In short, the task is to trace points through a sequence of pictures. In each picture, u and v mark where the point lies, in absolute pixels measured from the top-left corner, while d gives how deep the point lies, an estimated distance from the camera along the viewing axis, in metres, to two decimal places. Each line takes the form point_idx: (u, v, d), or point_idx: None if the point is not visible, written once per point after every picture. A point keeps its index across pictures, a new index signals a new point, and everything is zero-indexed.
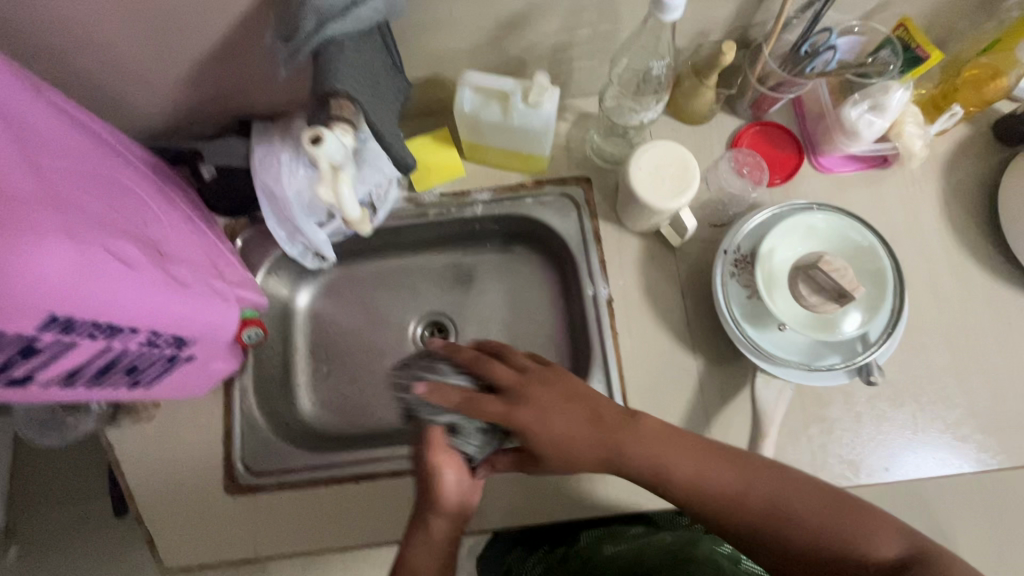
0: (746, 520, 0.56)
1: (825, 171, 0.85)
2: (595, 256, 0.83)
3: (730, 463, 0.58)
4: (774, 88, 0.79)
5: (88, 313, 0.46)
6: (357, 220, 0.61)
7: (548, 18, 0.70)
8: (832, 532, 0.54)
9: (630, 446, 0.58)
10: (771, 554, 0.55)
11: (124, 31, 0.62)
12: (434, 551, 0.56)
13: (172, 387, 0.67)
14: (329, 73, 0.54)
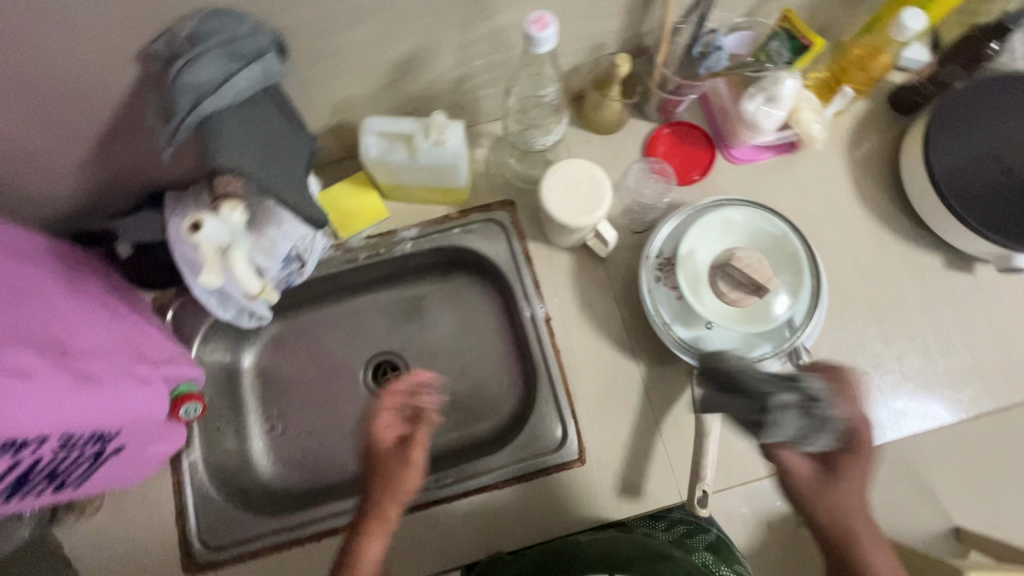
0: None
1: (739, 162, 0.87)
2: (529, 276, 0.84)
3: None
4: (674, 91, 0.81)
5: None
6: (256, 292, 0.61)
7: (439, 56, 0.70)
8: None
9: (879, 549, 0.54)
10: None
11: (4, 125, 0.61)
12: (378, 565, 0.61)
13: (108, 480, 0.65)
14: (214, 147, 0.54)
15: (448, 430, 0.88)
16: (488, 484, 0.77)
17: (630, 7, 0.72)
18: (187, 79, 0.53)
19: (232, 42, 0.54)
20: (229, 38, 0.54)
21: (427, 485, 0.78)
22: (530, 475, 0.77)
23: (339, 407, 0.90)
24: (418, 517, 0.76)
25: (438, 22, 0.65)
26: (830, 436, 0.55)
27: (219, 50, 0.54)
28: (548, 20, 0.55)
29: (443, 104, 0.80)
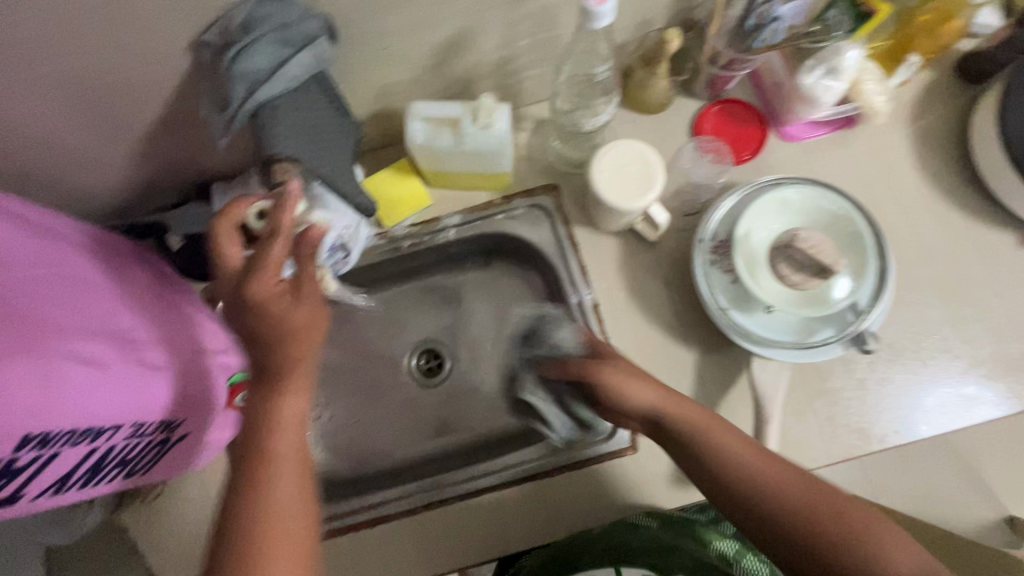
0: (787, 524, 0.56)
1: (791, 139, 0.84)
2: (576, 262, 0.83)
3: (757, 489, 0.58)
4: (726, 66, 0.78)
5: (65, 426, 0.45)
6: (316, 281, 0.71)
7: (485, 37, 0.69)
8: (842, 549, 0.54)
9: (685, 427, 0.63)
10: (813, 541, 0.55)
11: (60, 120, 0.62)
12: (300, 417, 0.53)
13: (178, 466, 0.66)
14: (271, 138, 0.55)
15: (493, 416, 0.88)
16: (538, 471, 0.77)
17: None
18: (240, 68, 0.52)
19: (285, 28, 0.53)
20: (281, 24, 0.53)
21: (479, 472, 0.78)
22: (582, 464, 0.76)
23: (385, 393, 0.91)
24: (470, 505, 0.76)
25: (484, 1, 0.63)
26: (561, 333, 0.77)
27: (272, 37, 0.53)
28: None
29: (484, 88, 0.78)
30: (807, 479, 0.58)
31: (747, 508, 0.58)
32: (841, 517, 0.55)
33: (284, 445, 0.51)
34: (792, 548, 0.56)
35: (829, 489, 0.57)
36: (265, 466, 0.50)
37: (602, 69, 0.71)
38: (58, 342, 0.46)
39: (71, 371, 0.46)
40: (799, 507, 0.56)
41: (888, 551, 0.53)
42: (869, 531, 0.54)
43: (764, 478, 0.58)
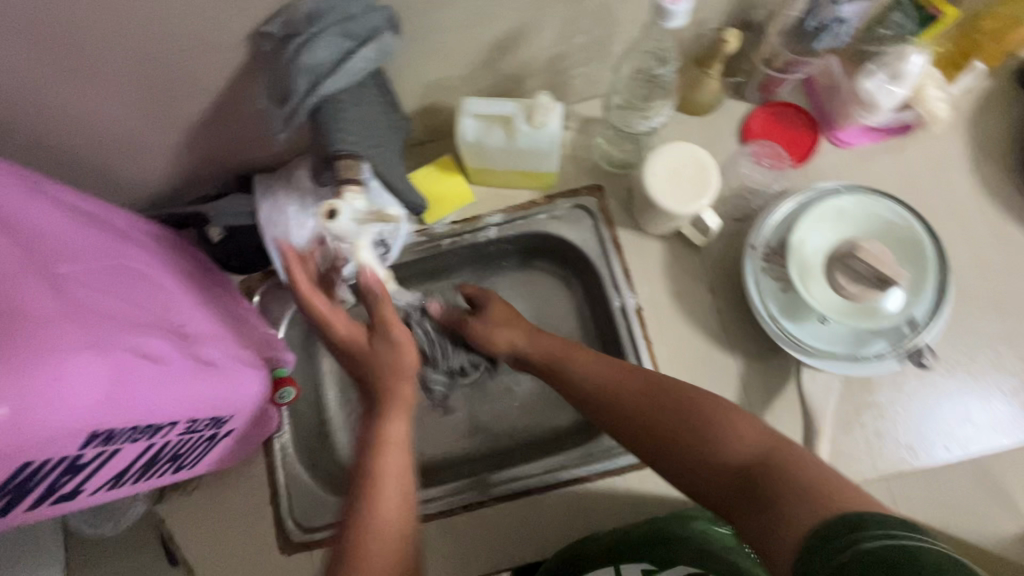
0: (644, 425, 0.60)
1: (844, 145, 0.81)
2: (619, 265, 0.81)
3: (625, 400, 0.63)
4: (783, 69, 0.76)
5: (129, 422, 0.45)
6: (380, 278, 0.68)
7: (541, 33, 0.67)
8: (693, 441, 0.56)
9: (554, 351, 0.71)
10: (673, 443, 0.58)
11: (111, 107, 0.61)
12: (404, 440, 0.56)
13: (219, 458, 0.67)
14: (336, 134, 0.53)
15: (525, 418, 0.88)
16: (576, 474, 0.77)
17: None
18: (305, 61, 0.51)
19: (350, 19, 0.51)
20: (346, 16, 0.51)
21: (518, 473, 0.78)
22: (622, 469, 0.77)
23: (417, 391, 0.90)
24: (509, 504, 0.76)
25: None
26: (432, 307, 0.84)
27: (338, 28, 0.51)
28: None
29: (533, 85, 0.77)
30: (650, 382, 0.63)
31: (615, 414, 0.63)
32: (686, 409, 0.59)
33: (388, 465, 0.53)
34: (671, 453, 0.57)
35: (678, 387, 0.61)
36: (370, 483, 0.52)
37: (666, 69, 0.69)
38: (126, 334, 0.46)
39: (137, 365, 0.45)
40: (653, 404, 0.61)
41: (726, 435, 0.55)
42: (711, 416, 0.57)
43: (603, 386, 0.65)
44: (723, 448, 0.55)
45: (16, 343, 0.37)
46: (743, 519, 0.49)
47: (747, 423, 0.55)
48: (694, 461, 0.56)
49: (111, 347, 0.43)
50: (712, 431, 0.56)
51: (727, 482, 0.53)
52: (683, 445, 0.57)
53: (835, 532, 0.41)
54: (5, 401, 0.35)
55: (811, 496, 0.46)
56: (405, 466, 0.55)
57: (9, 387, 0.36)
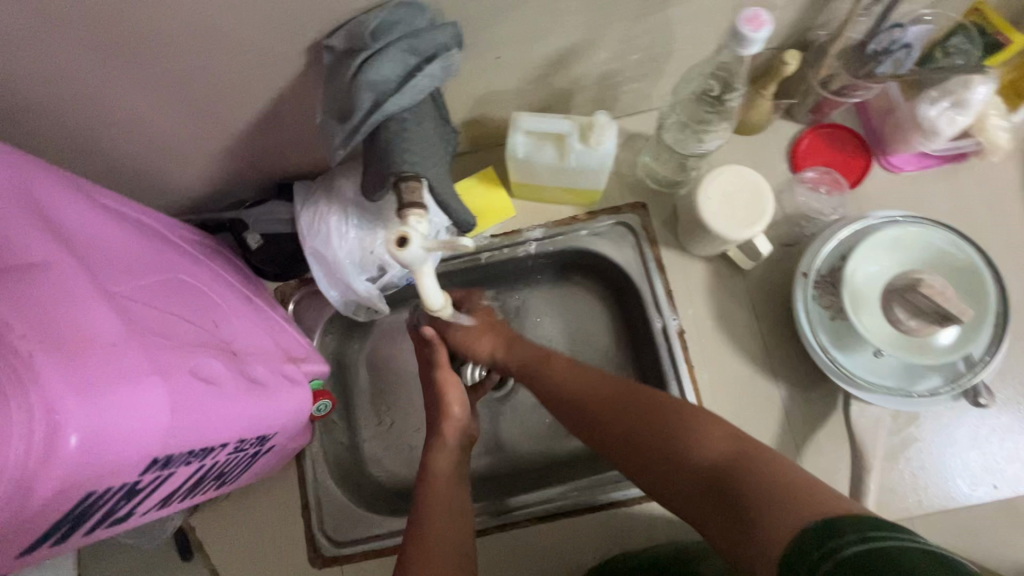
0: (618, 437, 0.58)
1: (896, 170, 0.80)
2: (662, 286, 0.79)
3: (597, 408, 0.60)
4: (838, 91, 0.74)
5: (185, 447, 0.44)
6: (438, 307, 0.49)
7: (598, 50, 0.66)
8: (666, 451, 0.54)
9: (528, 357, 0.69)
10: (646, 450, 0.56)
11: (162, 114, 0.60)
12: (455, 471, 0.65)
13: (258, 470, 0.66)
14: (398, 153, 0.51)
15: (558, 436, 0.85)
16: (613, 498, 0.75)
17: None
18: (369, 77, 0.49)
19: (414, 35, 0.50)
20: (410, 31, 0.50)
21: (551, 496, 0.76)
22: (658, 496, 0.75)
23: None
24: (543, 526, 0.75)
25: (610, 14, 0.59)
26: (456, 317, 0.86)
27: (402, 44, 0.50)
28: (763, 20, 0.48)
29: (582, 100, 0.76)
30: (615, 389, 0.61)
31: (586, 424, 0.61)
32: (650, 414, 0.57)
33: (442, 493, 0.62)
34: (648, 463, 0.55)
35: (642, 393, 0.60)
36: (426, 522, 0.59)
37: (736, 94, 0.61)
38: (182, 356, 0.45)
39: (194, 388, 0.44)
40: (618, 414, 0.59)
41: (697, 439, 0.53)
42: (676, 422, 0.55)
43: (569, 394, 0.63)
44: (692, 452, 0.53)
45: (83, 370, 0.36)
46: (718, 527, 0.48)
47: (714, 423, 0.53)
48: (666, 470, 0.54)
49: (169, 371, 0.43)
50: (680, 435, 0.54)
51: (698, 487, 0.51)
52: (653, 454, 0.55)
53: (810, 539, 0.40)
54: (74, 432, 0.35)
55: (786, 498, 0.44)
56: (456, 486, 0.64)
57: (78, 417, 0.35)
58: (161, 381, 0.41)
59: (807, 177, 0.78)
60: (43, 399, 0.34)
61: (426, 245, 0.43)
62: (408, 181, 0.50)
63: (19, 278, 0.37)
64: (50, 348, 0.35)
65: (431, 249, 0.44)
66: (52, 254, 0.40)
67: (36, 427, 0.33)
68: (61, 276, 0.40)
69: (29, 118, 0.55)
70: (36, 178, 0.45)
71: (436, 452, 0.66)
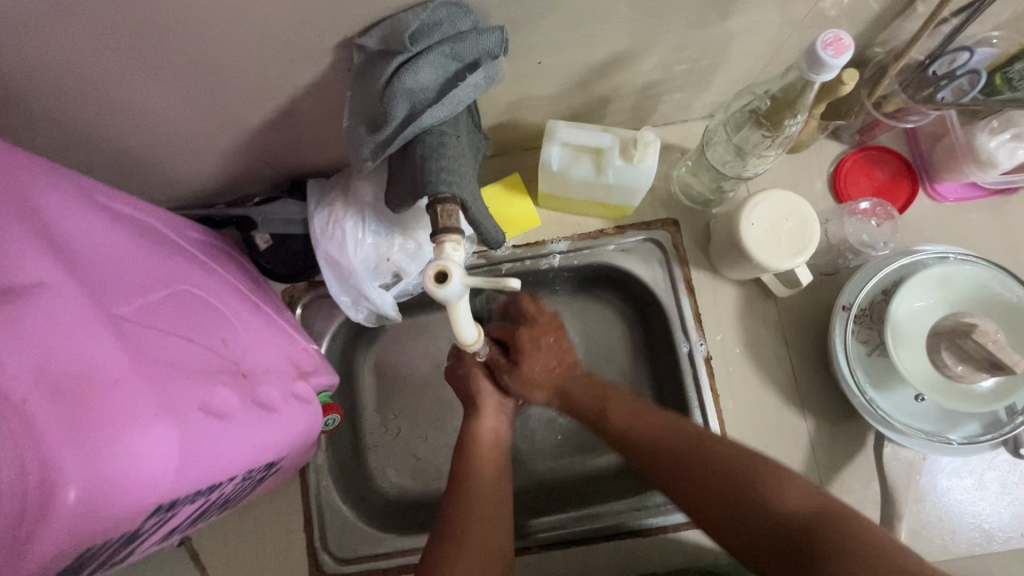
0: (687, 473, 0.56)
1: (943, 199, 0.76)
2: (691, 309, 0.75)
3: (663, 444, 0.59)
4: (892, 114, 0.70)
5: (193, 490, 0.41)
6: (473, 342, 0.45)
7: (645, 59, 0.61)
8: (738, 494, 0.53)
9: (587, 385, 0.68)
10: (715, 490, 0.54)
11: (172, 106, 0.55)
12: (492, 437, 0.67)
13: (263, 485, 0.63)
14: (434, 171, 0.47)
15: (572, 455, 0.81)
16: (630, 525, 0.72)
17: (877, 15, 0.60)
18: (406, 83, 0.45)
19: (457, 38, 0.46)
20: (452, 34, 0.45)
21: (565, 521, 0.73)
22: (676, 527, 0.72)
23: (454, 415, 0.83)
24: (556, 551, 0.73)
25: (667, 22, 0.55)
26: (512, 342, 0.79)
27: (443, 48, 0.45)
28: (847, 44, 0.44)
29: (620, 108, 0.71)
30: (684, 436, 0.59)
31: (655, 467, 0.59)
32: (724, 464, 0.55)
33: (481, 457, 0.64)
34: (715, 505, 0.54)
35: (714, 443, 0.57)
36: (469, 494, 0.60)
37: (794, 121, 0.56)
38: (190, 389, 0.42)
39: (203, 425, 0.41)
40: (690, 464, 0.56)
41: (775, 489, 0.52)
42: (752, 474, 0.53)
43: (640, 433, 0.61)
44: (771, 509, 0.51)
45: (84, 416, 0.33)
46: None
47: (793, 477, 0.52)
48: (739, 518, 0.52)
49: (176, 410, 0.39)
50: (755, 483, 0.53)
51: (776, 546, 0.50)
52: (725, 508, 0.53)
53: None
54: (73, 486, 0.32)
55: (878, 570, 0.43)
56: (496, 456, 0.66)
57: (75, 472, 0.32)
58: (170, 421, 0.38)
59: (858, 207, 0.70)
60: (37, 452, 0.31)
61: (466, 280, 0.40)
62: (447, 205, 0.46)
63: (17, 305, 0.33)
64: (48, 392, 0.32)
65: (470, 286, 0.40)
66: (50, 274, 0.36)
67: (30, 482, 0.31)
68: (62, 301, 0.36)
69: (29, 103, 0.50)
70: (32, 182, 0.40)
71: (479, 420, 0.67)
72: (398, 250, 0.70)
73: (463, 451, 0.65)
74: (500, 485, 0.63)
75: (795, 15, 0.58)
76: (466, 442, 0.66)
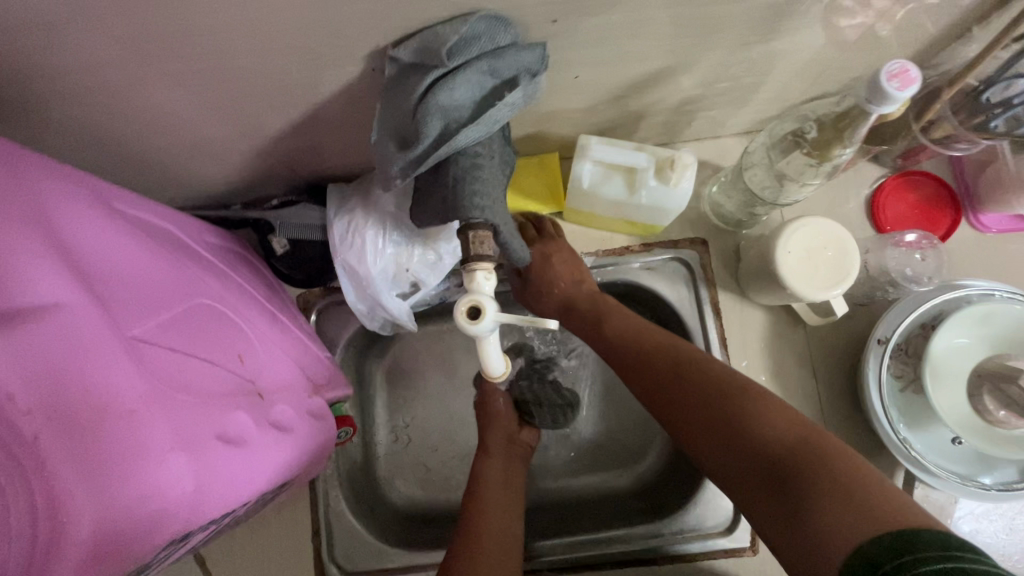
0: (674, 382, 0.53)
1: (986, 229, 0.72)
2: (717, 331, 0.72)
3: (653, 355, 0.56)
4: (940, 139, 0.65)
5: (205, 519, 0.40)
6: (497, 373, 0.50)
7: (686, 76, 0.58)
8: (718, 406, 0.49)
9: (585, 303, 0.65)
10: (694, 402, 0.51)
11: (193, 110, 0.53)
12: (503, 475, 0.66)
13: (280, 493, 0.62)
14: (467, 195, 0.45)
15: (585, 473, 0.80)
16: (643, 551, 0.69)
17: (931, 38, 0.57)
18: (441, 101, 0.43)
19: (497, 54, 0.43)
20: (490, 49, 0.43)
21: (579, 546, 0.71)
22: (694, 556, 0.69)
23: (466, 427, 0.81)
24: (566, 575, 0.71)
25: (712, 41, 0.52)
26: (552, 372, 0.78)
27: (481, 63, 0.43)
28: (913, 77, 0.44)
29: (653, 123, 0.68)
30: (670, 355, 0.55)
31: (645, 376, 0.56)
32: (709, 383, 0.51)
33: (491, 493, 0.63)
34: (696, 414, 0.51)
35: (699, 362, 0.54)
36: (481, 516, 0.60)
37: (844, 153, 0.54)
38: (206, 415, 0.41)
39: (217, 452, 0.40)
40: (675, 381, 0.53)
41: (760, 412, 0.47)
42: (735, 393, 0.49)
43: (637, 344, 0.58)
44: (750, 430, 0.46)
45: (97, 451, 0.33)
46: (774, 516, 0.42)
47: (780, 405, 0.47)
48: (719, 431, 0.48)
49: (192, 439, 0.39)
50: (738, 405, 0.48)
51: (753, 466, 0.45)
52: (709, 426, 0.49)
53: (879, 547, 0.35)
54: (85, 522, 0.32)
55: (848, 497, 0.39)
56: (507, 493, 0.64)
57: (85, 511, 0.32)
58: (184, 451, 0.37)
59: (902, 239, 0.66)
60: (46, 490, 0.31)
61: (497, 318, 0.42)
62: (479, 231, 0.45)
63: (31, 333, 0.32)
64: (59, 427, 0.32)
65: (500, 322, 0.43)
66: (69, 295, 0.35)
67: (39, 521, 0.31)
68: (79, 324, 0.35)
69: (48, 105, 0.48)
70: (58, 192, 0.39)
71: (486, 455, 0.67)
72: (418, 261, 0.68)
73: (473, 489, 0.64)
74: (510, 523, 0.61)
75: (846, 37, 0.55)
76: (475, 480, 0.65)
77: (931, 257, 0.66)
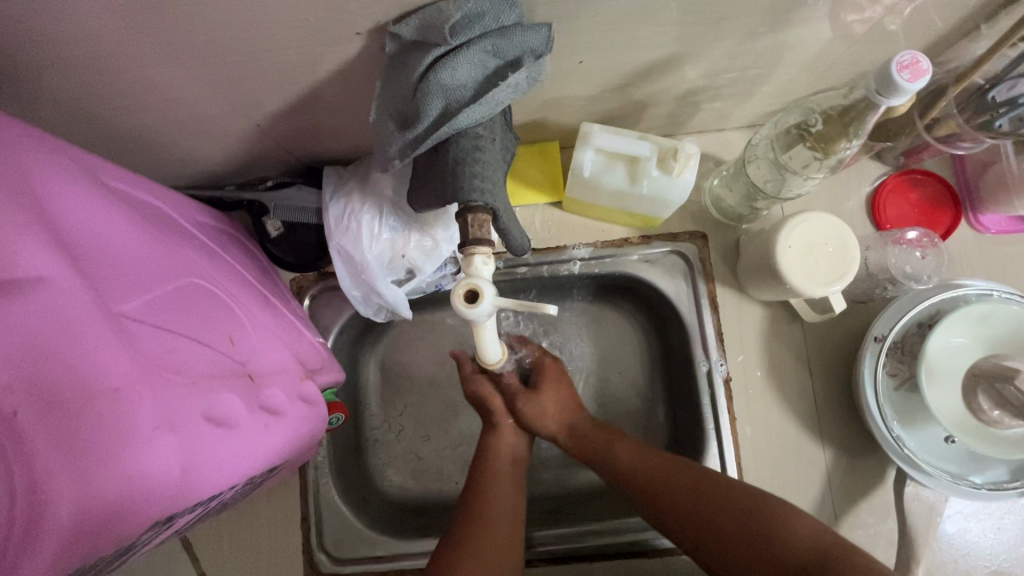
0: (696, 511, 0.55)
1: (986, 230, 0.72)
2: (713, 326, 0.72)
3: (672, 481, 0.57)
4: (943, 137, 0.64)
5: (191, 504, 0.40)
6: (494, 359, 0.50)
7: (692, 66, 0.57)
8: (746, 529, 0.52)
9: (595, 437, 0.64)
10: (719, 529, 0.53)
11: (186, 85, 0.51)
12: (513, 451, 0.65)
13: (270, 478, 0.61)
14: (467, 177, 0.45)
15: (577, 467, 0.79)
16: (634, 544, 0.69)
17: (941, 35, 0.57)
18: (442, 80, 0.42)
19: (501, 34, 0.42)
20: (495, 29, 0.42)
21: (568, 537, 0.71)
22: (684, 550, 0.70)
23: (459, 418, 0.80)
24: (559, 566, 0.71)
25: (719, 30, 0.51)
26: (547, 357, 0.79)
27: (485, 43, 0.42)
28: (924, 69, 0.44)
29: (657, 113, 0.68)
30: (691, 474, 0.57)
31: (668, 505, 0.56)
32: (737, 508, 0.53)
33: (500, 468, 0.63)
34: (719, 536, 0.53)
35: (719, 479, 0.56)
36: (483, 501, 0.59)
37: (850, 145, 0.53)
38: (195, 396, 0.40)
39: (206, 436, 0.40)
40: (698, 503, 0.55)
41: (785, 527, 0.51)
42: (760, 515, 0.52)
43: (653, 478, 0.58)
44: (776, 541, 0.50)
45: (79, 429, 0.32)
46: None
47: (801, 517, 0.51)
48: (747, 552, 0.51)
49: (180, 421, 0.38)
50: (764, 522, 0.51)
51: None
52: (738, 548, 0.52)
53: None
54: (65, 505, 0.31)
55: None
56: (514, 470, 0.64)
57: (65, 493, 0.31)
58: (171, 432, 0.37)
59: (904, 236, 0.67)
60: (25, 470, 0.30)
61: (496, 301, 0.42)
62: (478, 215, 0.44)
63: (10, 305, 0.31)
64: (39, 404, 0.31)
65: (498, 306, 0.42)
66: (53, 269, 0.34)
67: (17, 502, 0.30)
68: (60, 298, 0.33)
69: (36, 77, 0.47)
70: (42, 162, 0.38)
71: (495, 433, 0.65)
72: (414, 247, 0.67)
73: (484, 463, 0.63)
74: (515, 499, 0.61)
75: (855, 30, 0.54)
76: (483, 458, 0.64)
77: (931, 256, 0.67)
